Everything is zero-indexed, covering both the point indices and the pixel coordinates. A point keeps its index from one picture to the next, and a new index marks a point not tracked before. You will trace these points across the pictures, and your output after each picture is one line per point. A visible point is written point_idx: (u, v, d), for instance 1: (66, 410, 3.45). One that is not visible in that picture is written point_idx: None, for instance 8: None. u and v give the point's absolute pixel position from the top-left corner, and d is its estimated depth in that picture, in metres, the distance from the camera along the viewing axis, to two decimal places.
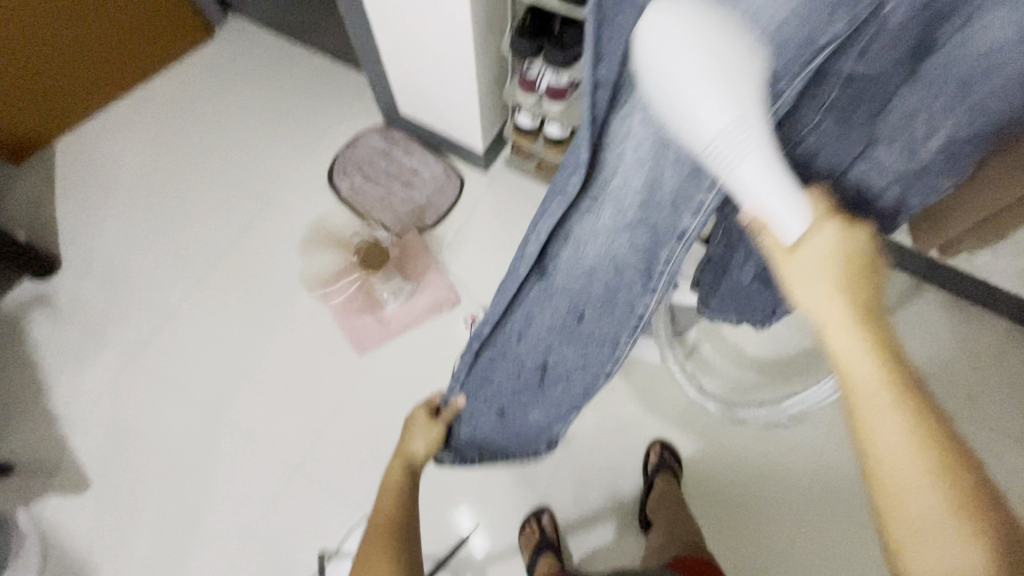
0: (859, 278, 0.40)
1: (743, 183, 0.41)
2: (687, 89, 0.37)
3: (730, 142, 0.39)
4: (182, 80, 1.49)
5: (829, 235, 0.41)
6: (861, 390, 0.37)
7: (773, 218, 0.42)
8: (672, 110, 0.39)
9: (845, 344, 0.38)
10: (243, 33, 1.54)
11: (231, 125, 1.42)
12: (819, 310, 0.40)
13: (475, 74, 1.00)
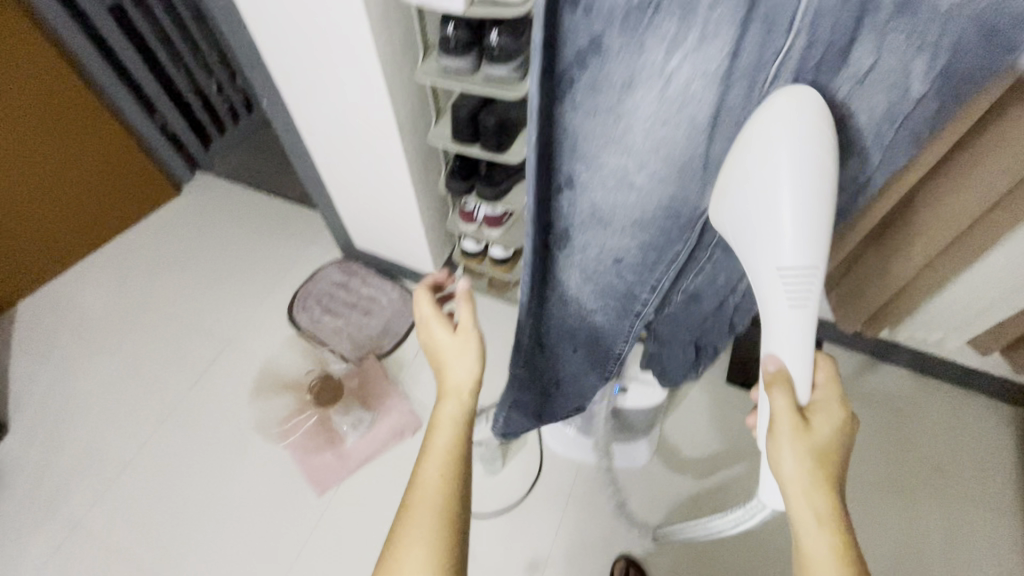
0: (833, 457, 0.52)
1: (785, 319, 0.49)
2: (771, 214, 0.44)
3: (799, 276, 0.45)
4: (148, 234, 1.57)
5: (835, 419, 0.53)
6: (818, 545, 0.49)
7: (792, 376, 0.51)
8: (750, 236, 0.47)
9: (812, 508, 0.50)
10: (209, 187, 1.66)
11: (194, 271, 1.47)
12: (801, 476, 0.51)
13: (417, 211, 1.09)
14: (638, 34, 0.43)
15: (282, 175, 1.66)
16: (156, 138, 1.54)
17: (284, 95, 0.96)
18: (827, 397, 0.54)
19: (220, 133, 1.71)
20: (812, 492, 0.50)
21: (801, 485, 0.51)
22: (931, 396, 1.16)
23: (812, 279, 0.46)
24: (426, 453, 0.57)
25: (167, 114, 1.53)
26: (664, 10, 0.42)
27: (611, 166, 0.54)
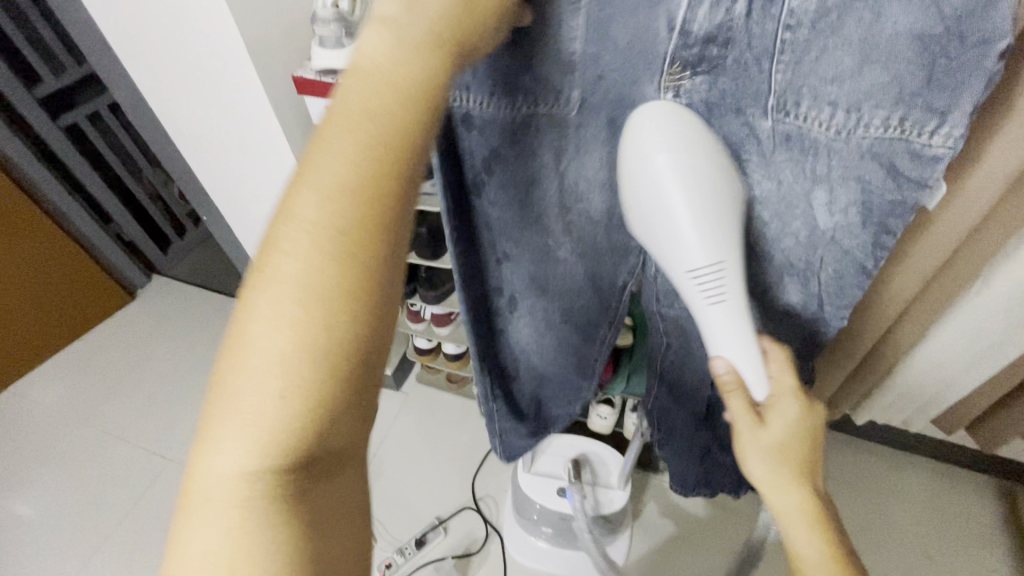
0: (807, 452, 0.41)
1: (710, 326, 0.39)
2: (666, 224, 0.35)
3: (711, 278, 0.36)
4: (96, 345, 1.52)
5: (794, 412, 0.40)
6: (806, 553, 0.42)
7: (746, 380, 0.40)
8: (650, 246, 0.37)
9: (791, 507, 0.41)
10: (165, 292, 1.64)
11: (144, 380, 1.42)
12: (773, 488, 0.41)
13: None
14: (524, 153, 0.40)
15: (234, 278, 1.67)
16: (109, 246, 1.52)
17: (223, 211, 0.96)
18: (779, 391, 0.40)
19: (180, 236, 1.72)
20: (783, 491, 0.41)
21: (775, 494, 0.41)
22: (910, 473, 1.11)
23: (726, 275, 0.36)
24: (259, 286, 0.26)
25: (123, 224, 1.54)
26: (546, 133, 0.39)
27: (535, 264, 0.50)
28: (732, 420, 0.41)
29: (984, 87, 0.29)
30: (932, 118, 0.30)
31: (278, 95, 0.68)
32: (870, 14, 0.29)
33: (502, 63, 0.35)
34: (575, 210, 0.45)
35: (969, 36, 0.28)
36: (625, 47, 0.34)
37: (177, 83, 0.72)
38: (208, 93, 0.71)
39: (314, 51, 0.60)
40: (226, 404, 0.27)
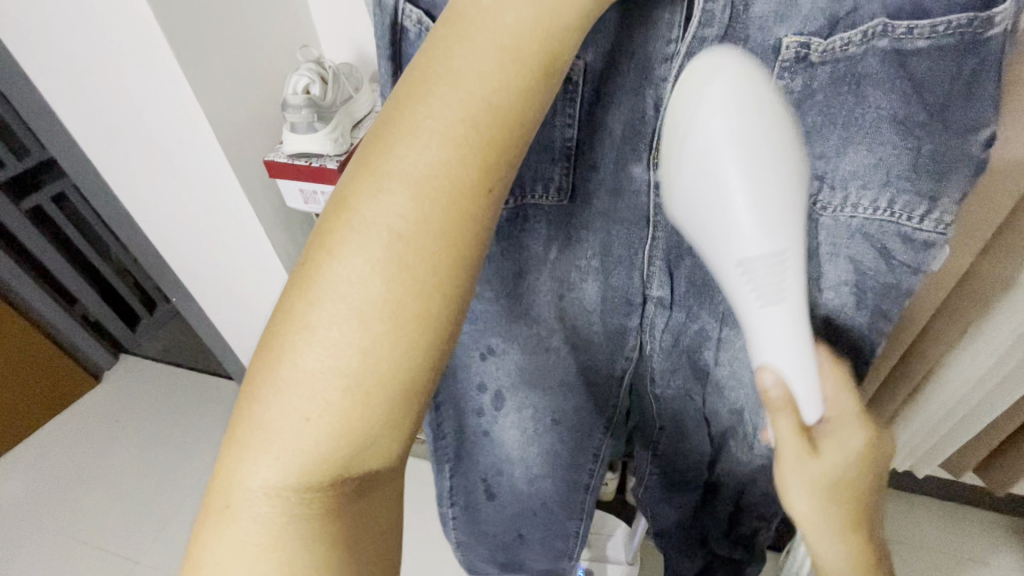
0: (865, 490, 0.33)
1: (761, 334, 0.32)
2: (714, 202, 0.29)
3: (766, 270, 0.30)
4: (56, 435, 1.42)
5: (858, 446, 0.32)
6: None
7: (797, 398, 0.32)
8: (694, 232, 0.31)
9: (831, 547, 0.34)
10: (133, 371, 1.55)
11: (108, 472, 1.32)
12: (815, 524, 0.34)
13: None
14: (518, 238, 0.40)
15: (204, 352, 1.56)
16: (73, 329, 1.45)
17: (194, 293, 0.92)
18: (840, 412, 0.33)
19: (150, 312, 1.63)
20: (830, 540, 0.34)
21: (813, 530, 0.34)
22: (926, 513, 1.07)
23: (787, 270, 0.30)
24: (345, 239, 0.24)
25: (88, 304, 1.47)
26: (536, 220, 0.39)
27: (525, 356, 0.47)
28: (776, 443, 0.33)
29: (971, 172, 0.31)
30: (921, 202, 0.32)
31: (249, 180, 0.67)
32: (855, 98, 0.32)
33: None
34: (569, 294, 0.43)
35: (952, 124, 0.30)
36: (619, 135, 0.36)
37: (145, 172, 0.71)
38: (178, 181, 0.70)
39: (286, 136, 0.59)
40: (285, 367, 0.25)
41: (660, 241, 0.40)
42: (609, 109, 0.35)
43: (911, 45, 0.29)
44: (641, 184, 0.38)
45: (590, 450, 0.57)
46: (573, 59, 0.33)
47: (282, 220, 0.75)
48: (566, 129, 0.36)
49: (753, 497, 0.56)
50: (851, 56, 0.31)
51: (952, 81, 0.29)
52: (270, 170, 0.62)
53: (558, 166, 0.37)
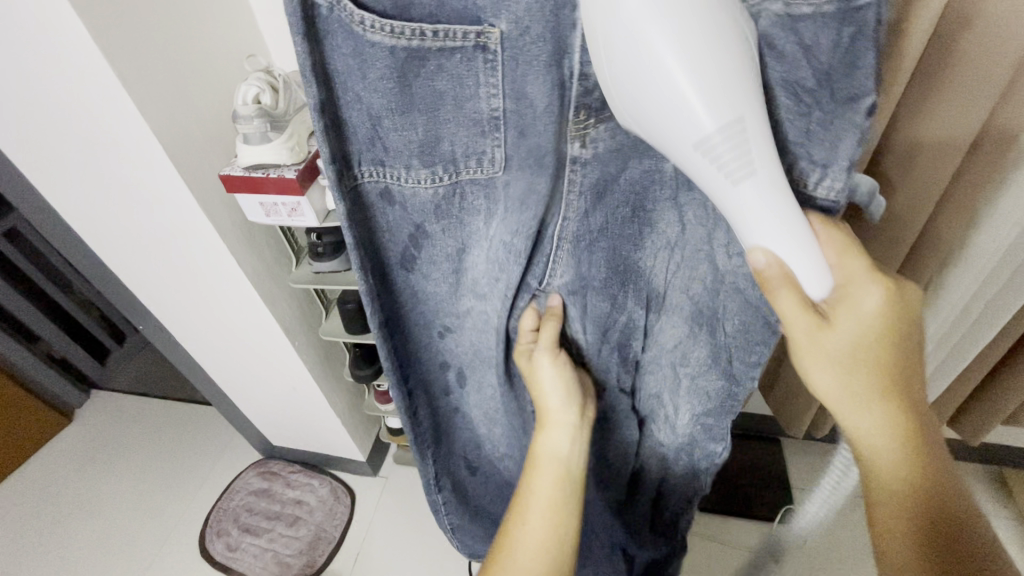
0: (882, 353, 0.40)
1: (746, 214, 0.35)
2: (664, 86, 0.30)
3: (727, 144, 0.32)
4: (29, 480, 1.36)
5: (871, 304, 0.39)
6: (881, 457, 0.42)
7: (791, 269, 0.37)
8: (647, 115, 0.32)
9: (861, 416, 0.42)
10: (106, 406, 1.50)
11: (89, 513, 1.27)
12: (839, 399, 0.42)
13: (329, 404, 1.01)
14: (456, 215, 0.45)
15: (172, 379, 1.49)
16: (38, 368, 1.39)
17: (162, 321, 0.89)
18: (848, 278, 0.39)
19: (119, 343, 1.59)
20: (857, 407, 0.42)
21: (841, 406, 0.42)
22: None
23: (746, 131, 0.32)
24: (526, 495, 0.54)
25: (54, 342, 1.42)
26: (470, 194, 0.44)
27: (476, 338, 0.56)
28: (786, 319, 0.39)
29: (857, 139, 0.37)
30: (816, 169, 0.38)
31: (208, 196, 0.65)
32: (754, 60, 0.35)
33: (426, 128, 0.40)
34: (499, 268, 0.48)
35: (837, 93, 0.36)
36: (547, 104, 0.38)
37: (95, 196, 0.68)
38: (130, 203, 0.67)
39: (240, 148, 0.58)
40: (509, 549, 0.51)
41: (570, 221, 0.45)
42: (521, 74, 0.37)
43: (798, 9, 0.33)
44: (565, 157, 0.41)
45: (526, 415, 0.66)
46: (486, 24, 0.35)
47: (246, 236, 0.74)
48: (492, 99, 0.38)
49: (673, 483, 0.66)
50: (743, 15, 0.34)
51: (836, 46, 0.34)
52: (225, 184, 0.61)
53: (487, 138, 0.40)
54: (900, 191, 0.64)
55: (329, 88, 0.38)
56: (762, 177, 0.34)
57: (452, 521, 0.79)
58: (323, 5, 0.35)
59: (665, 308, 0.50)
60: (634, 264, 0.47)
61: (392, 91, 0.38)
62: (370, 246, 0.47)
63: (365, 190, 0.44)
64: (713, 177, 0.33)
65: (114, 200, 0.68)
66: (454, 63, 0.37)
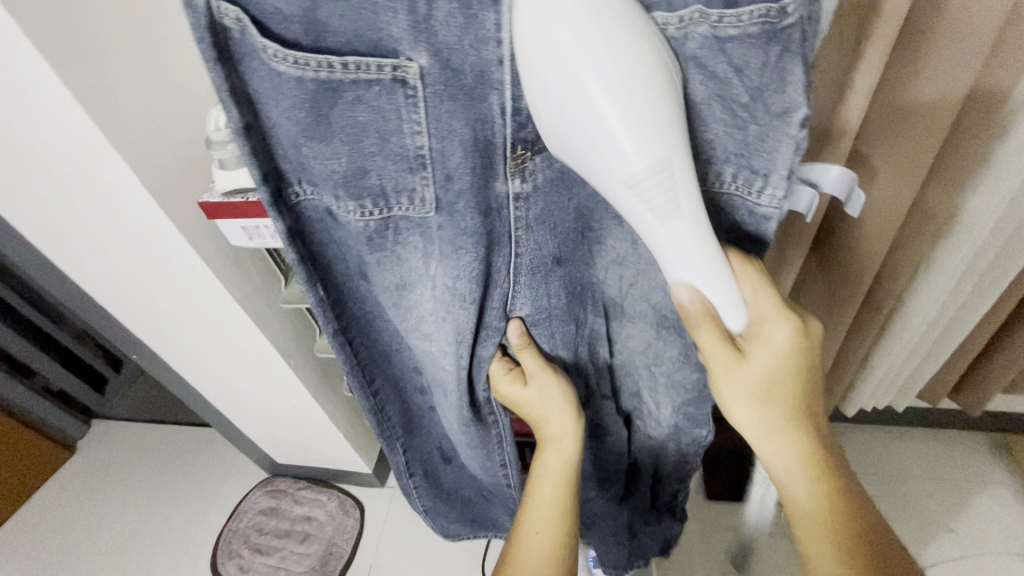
0: (795, 383, 0.46)
1: (669, 247, 0.39)
2: (594, 133, 0.34)
3: (654, 183, 0.35)
4: (37, 514, 1.35)
5: (781, 337, 0.44)
6: (793, 481, 0.47)
7: (710, 304, 0.42)
8: (580, 155, 0.36)
9: (777, 440, 0.47)
10: (109, 435, 1.49)
11: (99, 544, 1.26)
12: (758, 427, 0.47)
13: (330, 419, 1.01)
14: (392, 248, 0.47)
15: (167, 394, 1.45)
16: (37, 403, 1.38)
17: (155, 349, 0.88)
18: (764, 314, 0.44)
19: (117, 371, 1.49)
20: (773, 431, 0.46)
21: (761, 436, 0.47)
22: (906, 438, 1.17)
23: (674, 173, 0.36)
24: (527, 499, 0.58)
25: (51, 375, 1.37)
26: (405, 228, 0.46)
27: (423, 360, 0.58)
28: (708, 356, 0.44)
29: (793, 150, 0.40)
30: (757, 177, 0.42)
31: (190, 225, 0.65)
32: (683, 75, 0.37)
33: (352, 163, 0.41)
34: (444, 309, 0.50)
35: (770, 107, 0.38)
36: (466, 137, 0.39)
37: (75, 230, 0.66)
38: (111, 236, 0.66)
39: (217, 173, 0.57)
40: (517, 551, 0.55)
41: (524, 254, 0.47)
42: (445, 109, 0.38)
43: (725, 31, 0.35)
44: (501, 192, 0.43)
45: (491, 437, 0.66)
46: (402, 59, 0.36)
47: (234, 260, 0.73)
48: (415, 136, 0.40)
49: (667, 464, 0.69)
50: (672, 36, 0.36)
51: (764, 65, 0.37)
52: (206, 212, 0.60)
53: (415, 175, 0.42)
54: (890, 173, 0.64)
55: (252, 110, 0.39)
56: (685, 226, 0.38)
57: (429, 500, 0.86)
58: (234, 29, 0.36)
59: (626, 314, 0.54)
60: (588, 278, 0.52)
61: (307, 120, 0.39)
62: (317, 260, 0.50)
63: (305, 212, 0.46)
64: (645, 220, 0.38)
65: (93, 233, 0.66)
66: (372, 95, 0.38)
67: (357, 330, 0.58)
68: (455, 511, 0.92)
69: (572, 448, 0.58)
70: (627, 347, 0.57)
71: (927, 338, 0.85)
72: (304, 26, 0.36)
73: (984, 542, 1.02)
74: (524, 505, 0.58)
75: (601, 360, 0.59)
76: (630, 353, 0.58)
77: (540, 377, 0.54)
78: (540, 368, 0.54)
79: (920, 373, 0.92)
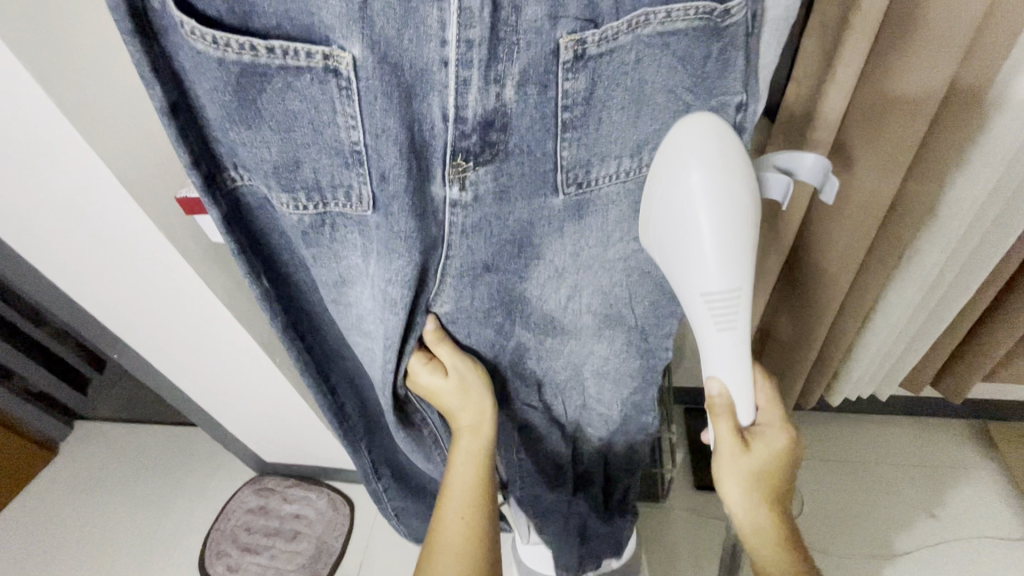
0: (781, 480, 0.50)
1: (712, 348, 0.44)
2: (689, 242, 0.39)
3: (725, 301, 0.41)
4: (20, 517, 1.33)
5: (781, 443, 0.49)
6: (766, 561, 0.50)
7: (735, 404, 0.46)
8: (669, 253, 0.41)
9: (755, 520, 0.50)
10: (93, 435, 1.46)
11: (84, 547, 1.24)
12: (740, 508, 0.50)
13: (317, 417, 1.00)
14: (327, 245, 0.45)
15: (149, 393, 1.42)
16: (17, 406, 1.34)
17: (136, 349, 0.87)
18: (771, 420, 0.50)
19: (99, 369, 1.40)
20: (753, 511, 0.50)
21: (738, 513, 0.51)
22: (889, 426, 1.19)
23: (740, 299, 0.41)
24: (447, 490, 0.58)
25: (30, 375, 1.31)
26: (341, 226, 0.44)
27: (362, 356, 0.57)
28: (719, 439, 0.48)
29: None
30: None
31: (167, 221, 0.63)
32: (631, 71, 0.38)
33: (284, 153, 0.40)
34: (379, 313, 0.48)
35: (712, 88, 0.40)
36: (400, 136, 0.38)
37: (48, 227, 0.64)
38: (84, 233, 0.64)
39: None
40: (439, 532, 0.57)
41: (454, 258, 0.46)
42: (380, 105, 0.37)
43: (673, 24, 0.37)
44: (437, 198, 0.42)
45: (425, 434, 0.67)
46: (334, 48, 0.35)
47: (215, 256, 0.71)
48: (350, 131, 0.38)
49: (616, 459, 0.71)
50: (620, 42, 0.37)
51: (707, 58, 0.39)
52: (183, 208, 0.58)
53: (351, 171, 0.40)
54: (871, 167, 0.65)
55: (178, 89, 0.38)
56: (739, 334, 0.42)
57: (393, 505, 0.85)
58: (156, 1, 0.34)
59: (567, 330, 0.55)
60: (521, 293, 0.51)
61: (234, 105, 0.38)
62: (254, 247, 0.49)
63: (244, 196, 0.45)
64: (704, 320, 0.42)
65: (69, 232, 0.64)
66: (303, 84, 0.37)
67: (307, 321, 0.57)
68: (424, 511, 0.90)
69: (490, 432, 0.58)
70: (569, 342, 0.56)
71: (909, 328, 0.86)
72: (229, 4, 0.34)
73: (965, 526, 1.05)
74: (443, 492, 0.59)
75: (542, 354, 0.58)
76: (574, 348, 0.57)
77: (459, 367, 0.54)
78: (449, 356, 0.54)
79: (904, 361, 0.93)
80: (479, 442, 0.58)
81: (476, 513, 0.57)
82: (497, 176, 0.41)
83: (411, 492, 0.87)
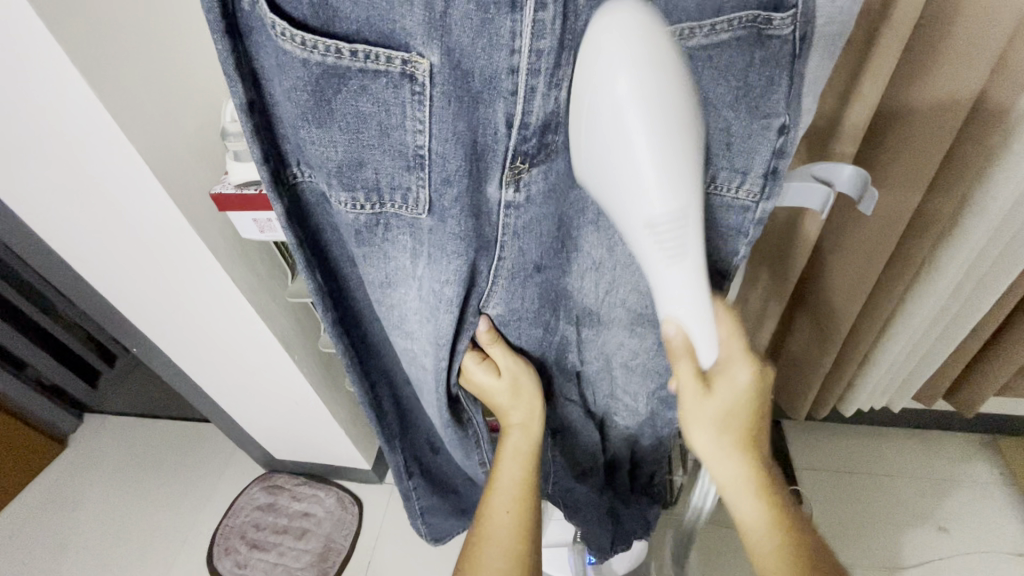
0: (751, 425, 0.46)
1: (664, 285, 0.39)
2: (622, 154, 0.34)
3: (670, 227, 0.35)
4: (28, 508, 1.33)
5: (743, 378, 0.44)
6: (751, 521, 0.46)
7: (695, 347, 0.41)
8: (604, 184, 0.36)
9: (731, 472, 0.46)
10: (102, 428, 1.47)
11: (92, 539, 1.25)
12: (717, 460, 0.46)
13: (332, 415, 1.01)
14: (380, 246, 0.46)
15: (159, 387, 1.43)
16: (29, 397, 1.35)
17: (157, 341, 0.88)
18: (731, 353, 0.44)
19: (110, 364, 1.44)
20: (732, 460, 0.46)
21: (717, 469, 0.47)
22: (900, 438, 1.20)
23: (688, 221, 0.36)
24: (494, 486, 0.58)
25: (42, 367, 1.34)
26: (395, 228, 0.45)
27: (401, 353, 0.58)
28: (680, 383, 0.43)
29: (769, 151, 0.42)
30: (738, 175, 0.43)
31: (199, 215, 0.64)
32: None
33: (348, 153, 0.41)
34: (429, 310, 0.49)
35: (754, 106, 0.40)
36: (466, 139, 0.39)
37: (81, 218, 0.65)
38: (117, 224, 0.65)
39: (230, 166, 0.57)
40: (487, 527, 0.56)
41: (506, 259, 0.46)
42: (451, 107, 0.38)
43: (718, 37, 0.37)
44: (492, 200, 0.43)
45: (469, 437, 0.68)
46: (412, 54, 0.36)
47: (240, 252, 0.72)
48: (417, 135, 0.39)
49: (644, 450, 0.70)
50: None
51: (749, 66, 0.38)
52: (217, 204, 0.59)
53: (412, 174, 0.41)
54: (894, 178, 0.66)
55: (255, 88, 0.39)
56: (688, 265, 0.38)
57: (425, 506, 0.86)
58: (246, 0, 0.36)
59: (601, 323, 0.55)
60: (565, 288, 0.52)
61: (307, 103, 0.39)
62: (311, 244, 0.50)
63: (304, 192, 0.46)
64: (651, 254, 0.37)
65: (101, 223, 0.66)
66: (379, 86, 0.38)
67: (353, 318, 0.58)
68: (449, 511, 0.91)
69: (538, 431, 0.60)
70: (603, 338, 0.57)
71: (924, 340, 0.87)
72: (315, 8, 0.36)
73: (977, 538, 1.05)
74: (488, 489, 0.59)
75: (573, 346, 0.59)
76: (607, 345, 0.58)
77: (512, 368, 0.55)
78: (504, 354, 0.55)
79: (917, 373, 0.94)
80: (525, 439, 0.59)
81: (524, 511, 0.56)
82: (549, 179, 0.42)
83: (438, 497, 0.87)
